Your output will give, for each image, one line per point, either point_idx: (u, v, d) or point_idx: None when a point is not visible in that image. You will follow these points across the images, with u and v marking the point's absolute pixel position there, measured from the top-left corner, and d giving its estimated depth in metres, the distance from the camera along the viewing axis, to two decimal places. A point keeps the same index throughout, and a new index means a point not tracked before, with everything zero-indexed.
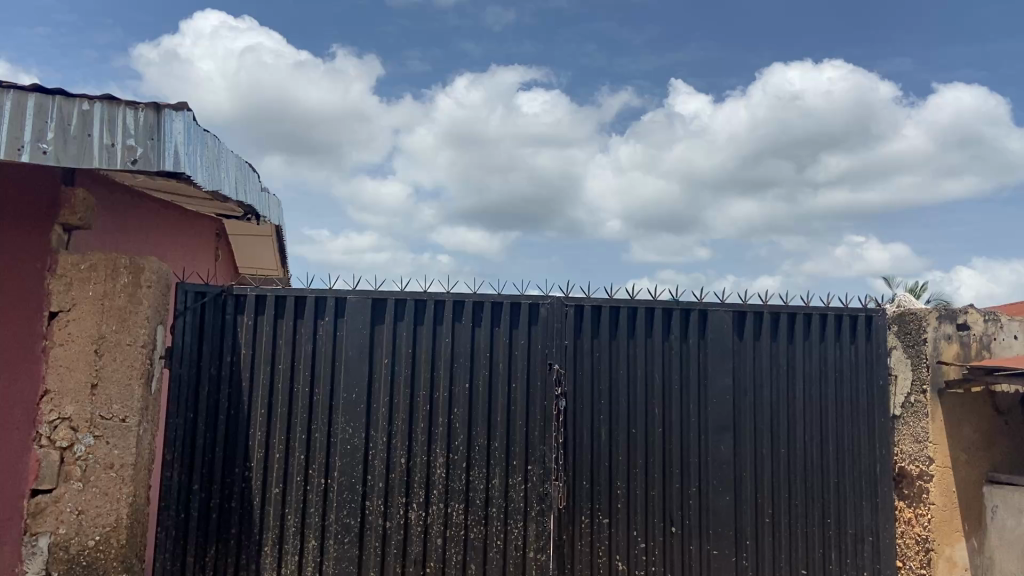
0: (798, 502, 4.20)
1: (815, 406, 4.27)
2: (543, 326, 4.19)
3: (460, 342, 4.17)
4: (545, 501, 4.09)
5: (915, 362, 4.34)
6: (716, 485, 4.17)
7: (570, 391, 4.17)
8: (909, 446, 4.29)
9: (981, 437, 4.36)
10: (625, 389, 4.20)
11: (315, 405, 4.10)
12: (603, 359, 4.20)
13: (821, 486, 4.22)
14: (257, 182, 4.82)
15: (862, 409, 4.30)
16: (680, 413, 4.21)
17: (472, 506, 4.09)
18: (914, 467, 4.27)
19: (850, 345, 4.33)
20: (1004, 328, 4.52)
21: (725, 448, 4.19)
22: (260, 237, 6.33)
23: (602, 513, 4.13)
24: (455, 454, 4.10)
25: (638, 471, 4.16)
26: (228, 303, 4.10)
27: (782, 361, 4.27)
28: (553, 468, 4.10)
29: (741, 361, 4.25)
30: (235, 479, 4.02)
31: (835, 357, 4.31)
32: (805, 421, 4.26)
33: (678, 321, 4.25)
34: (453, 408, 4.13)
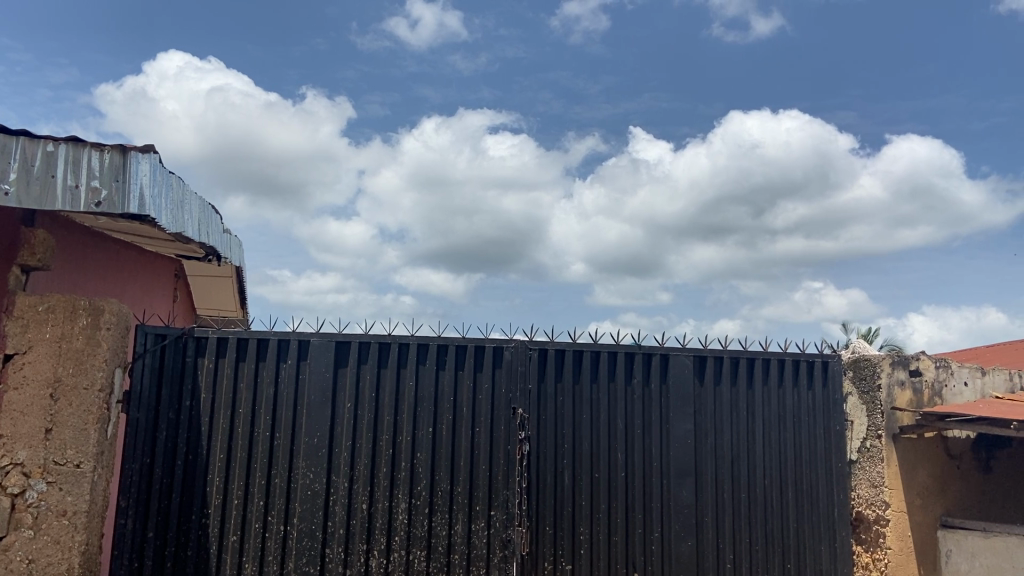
0: (758, 548, 4.21)
1: (774, 450, 4.31)
2: (507, 370, 4.21)
3: (424, 386, 4.17)
4: (508, 548, 4.07)
5: (870, 408, 4.42)
6: (678, 530, 4.18)
7: (533, 436, 4.19)
8: (865, 491, 4.35)
9: (934, 482, 4.46)
10: (588, 433, 4.22)
11: (276, 449, 4.06)
12: (566, 402, 4.23)
13: (781, 531, 4.24)
14: (220, 223, 4.80)
15: (818, 454, 4.34)
16: (642, 458, 4.24)
17: (433, 554, 4.05)
18: (871, 511, 4.33)
19: (808, 390, 4.39)
20: (955, 375, 4.66)
21: (686, 493, 4.21)
22: (220, 278, 6.27)
23: (564, 558, 4.12)
24: (417, 499, 4.07)
25: (600, 516, 4.17)
26: (189, 345, 4.06)
27: (741, 406, 4.32)
28: (517, 514, 4.09)
29: (702, 405, 4.30)
30: (191, 527, 3.94)
31: (792, 403, 4.37)
32: (764, 465, 4.29)
33: (640, 365, 4.30)
34: (416, 452, 4.11)
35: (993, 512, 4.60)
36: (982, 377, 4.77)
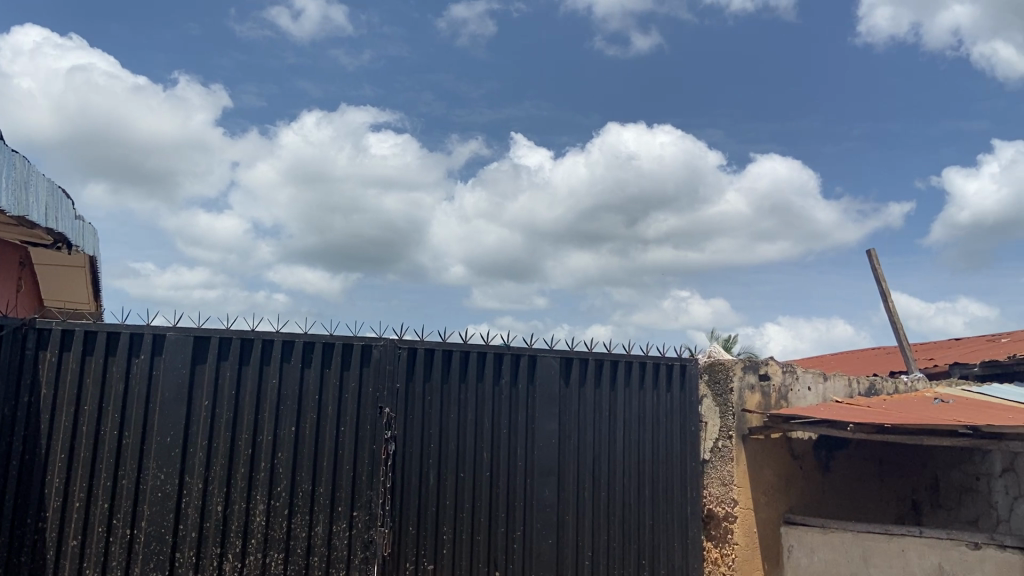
0: (616, 545, 4.33)
1: (634, 450, 4.45)
2: (374, 368, 4.16)
3: (288, 384, 4.05)
4: (369, 549, 4.01)
5: (722, 410, 4.63)
6: (539, 529, 4.24)
7: (399, 436, 4.15)
8: (716, 489, 4.55)
9: (779, 480, 4.72)
10: (454, 433, 4.22)
11: (124, 449, 3.84)
12: (433, 402, 4.22)
13: (637, 529, 4.38)
14: (72, 209, 4.51)
15: (675, 454, 4.52)
16: (507, 458, 4.28)
17: (291, 556, 3.94)
18: (720, 509, 4.53)
19: (667, 392, 4.56)
20: (800, 379, 4.96)
21: (549, 492, 4.28)
22: (73, 266, 5.90)
23: (426, 559, 4.09)
24: (276, 501, 3.95)
25: (464, 515, 4.17)
26: (29, 338, 3.80)
27: (605, 407, 4.44)
28: (379, 515, 4.04)
29: (567, 406, 4.39)
30: (26, 531, 3.68)
31: (652, 404, 4.53)
32: (624, 465, 4.42)
33: (508, 366, 4.34)
34: (277, 452, 3.99)
35: (830, 508, 4.92)
36: (824, 381, 5.10)
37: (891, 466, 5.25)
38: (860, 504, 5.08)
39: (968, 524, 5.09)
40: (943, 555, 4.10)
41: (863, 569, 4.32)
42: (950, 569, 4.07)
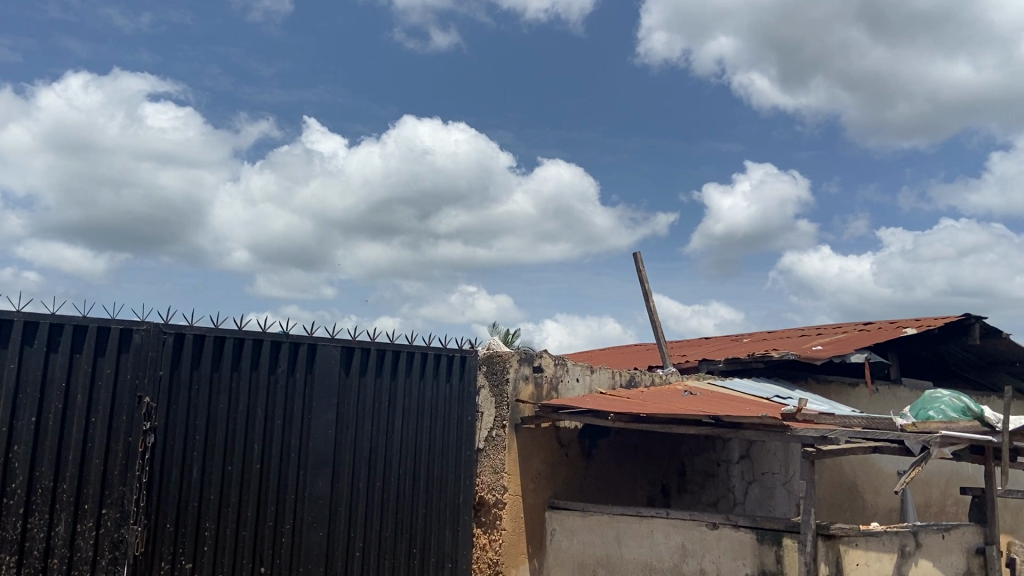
0: (387, 535, 4.36)
1: (411, 441, 4.50)
2: (135, 355, 3.85)
3: (29, 370, 3.61)
4: (120, 548, 3.73)
5: (498, 400, 4.82)
6: (309, 521, 4.16)
7: (161, 427, 3.89)
8: (488, 477, 4.72)
9: (545, 467, 4.99)
10: (223, 424, 4.03)
11: None
12: (201, 391, 3.99)
13: (410, 518, 4.44)
14: None
15: (450, 444, 4.63)
16: (280, 450, 4.15)
17: (25, 560, 3.54)
18: (491, 496, 4.71)
19: (446, 383, 4.66)
20: (569, 371, 5.27)
21: (322, 484, 4.22)
22: None
23: (184, 557, 3.87)
24: (9, 499, 3.52)
25: (230, 509, 3.99)
26: None
27: (384, 397, 4.45)
28: (133, 512, 3.76)
29: (345, 396, 4.35)
30: None
31: (431, 395, 4.60)
32: (400, 455, 4.46)
33: (286, 354, 4.21)
34: (11, 445, 3.55)
35: (590, 493, 5.28)
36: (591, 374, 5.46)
37: (647, 453, 5.66)
38: (616, 489, 5.47)
39: (710, 506, 5.85)
40: (686, 535, 4.38)
41: (616, 549, 4.66)
42: (692, 549, 4.35)
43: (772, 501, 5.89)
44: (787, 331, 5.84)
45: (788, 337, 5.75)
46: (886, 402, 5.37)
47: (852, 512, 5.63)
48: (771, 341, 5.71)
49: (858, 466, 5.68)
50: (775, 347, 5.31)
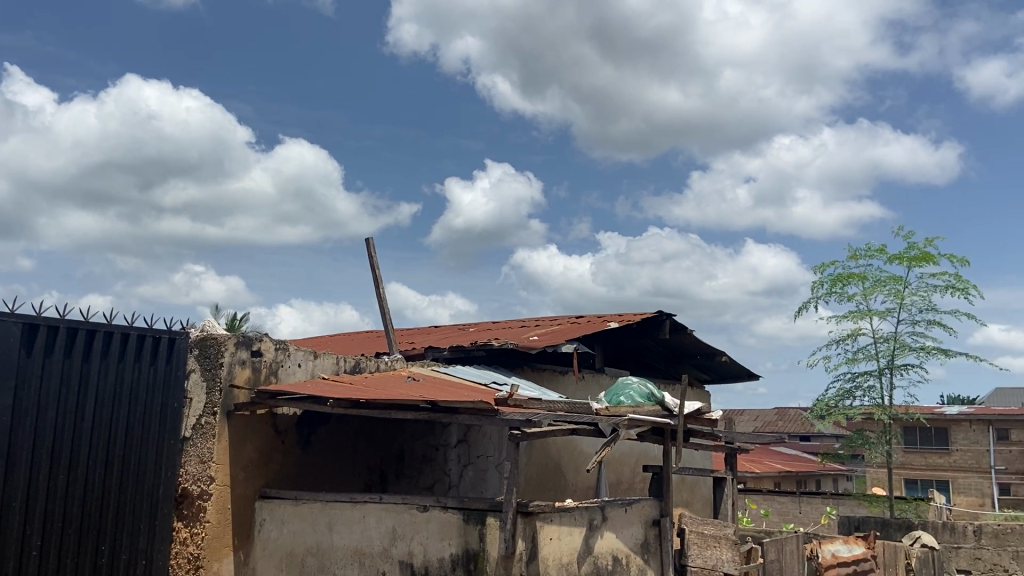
0: (71, 538, 3.67)
1: (105, 430, 3.85)
2: None
3: None
4: None
5: (209, 386, 4.35)
6: None
7: None
8: (192, 467, 4.25)
9: (258, 456, 4.60)
10: None
11: None
12: None
13: (100, 515, 3.79)
14: None
15: (151, 433, 4.04)
16: None
17: None
18: (196, 487, 4.25)
19: (151, 367, 4.06)
20: (291, 356, 4.82)
21: None
22: None
23: None
24: None
25: None
26: None
27: (74, 379, 3.73)
28: None
29: (23, 379, 3.57)
30: None
31: (131, 379, 3.97)
32: (91, 446, 3.78)
33: None
34: None
35: (305, 483, 4.88)
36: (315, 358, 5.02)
37: (368, 438, 5.31)
38: (333, 476, 5.10)
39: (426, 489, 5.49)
40: (397, 518, 4.08)
41: (326, 536, 4.31)
42: (402, 531, 4.06)
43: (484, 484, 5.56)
44: (508, 321, 6.12)
45: (509, 327, 6.02)
46: (590, 387, 5.77)
47: (557, 488, 5.37)
48: (494, 330, 5.94)
49: (564, 447, 5.47)
50: (495, 336, 5.52)
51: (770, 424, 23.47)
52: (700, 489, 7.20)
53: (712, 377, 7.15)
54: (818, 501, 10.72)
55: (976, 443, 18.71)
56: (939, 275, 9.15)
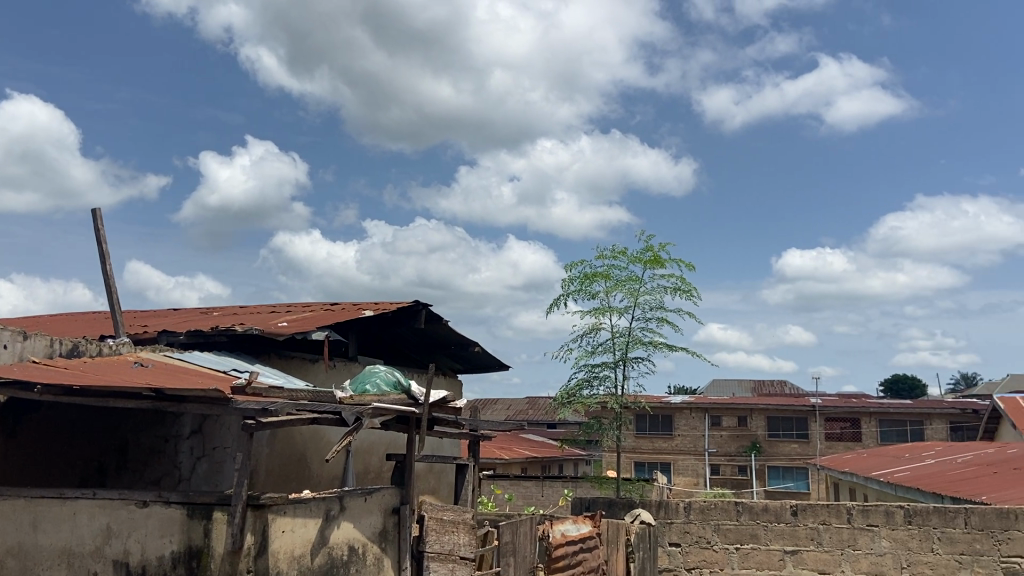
0: None
1: None
2: None
3: None
4: None
5: None
6: None
7: None
8: None
9: None
10: None
11: None
12: None
13: None
14: None
15: None
16: None
17: None
18: None
19: None
20: None
21: None
22: None
23: None
24: None
25: None
26: None
27: None
28: None
29: None
30: None
31: None
32: None
33: None
34: None
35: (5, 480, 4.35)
36: (23, 340, 4.37)
37: (86, 431, 4.76)
38: (41, 470, 4.54)
39: (151, 484, 4.80)
40: (112, 515, 3.71)
41: None
42: (117, 528, 3.71)
43: (219, 475, 4.90)
44: (257, 307, 5.87)
45: (257, 313, 5.78)
46: (341, 376, 5.65)
47: (300, 480, 5.15)
48: (241, 316, 5.67)
49: (310, 437, 5.30)
50: (240, 321, 5.26)
51: (523, 412, 25.63)
52: (445, 476, 7.34)
53: (465, 367, 7.38)
54: (557, 484, 11.49)
55: (695, 428, 21.87)
56: (670, 275, 6.66)
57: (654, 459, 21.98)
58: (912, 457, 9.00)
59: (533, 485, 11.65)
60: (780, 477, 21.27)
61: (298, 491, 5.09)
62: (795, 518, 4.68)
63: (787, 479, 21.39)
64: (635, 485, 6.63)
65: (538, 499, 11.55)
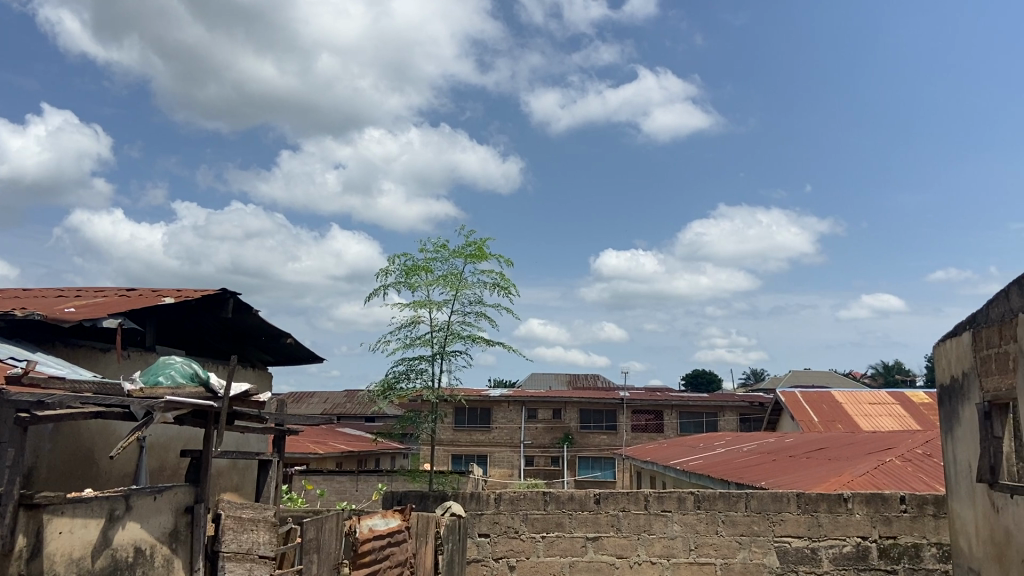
0: None
1: None
2: None
3: None
4: None
5: None
6: None
7: None
8: None
9: None
10: None
11: None
12: None
13: None
14: None
15: None
16: None
17: None
18: None
19: None
20: None
21: None
22: None
23: None
24: None
25: None
26: None
27: None
28: None
29: None
30: None
31: None
32: None
33: None
34: None
35: None
36: None
37: None
38: None
39: None
40: None
41: None
42: None
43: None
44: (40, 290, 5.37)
45: (41, 297, 5.28)
46: (136, 367, 5.33)
47: (84, 478, 4.79)
48: (20, 298, 5.14)
49: (96, 432, 4.97)
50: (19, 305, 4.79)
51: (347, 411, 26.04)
52: (248, 472, 7.13)
53: (275, 358, 7.21)
54: (372, 479, 12.35)
55: (512, 421, 23.42)
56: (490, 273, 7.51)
57: (470, 452, 23.43)
58: (705, 446, 9.84)
59: (347, 482, 12.48)
60: (589, 466, 23.17)
61: (82, 489, 4.70)
62: (597, 506, 4.94)
63: (595, 468, 23.21)
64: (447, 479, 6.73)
65: (353, 496, 12.36)
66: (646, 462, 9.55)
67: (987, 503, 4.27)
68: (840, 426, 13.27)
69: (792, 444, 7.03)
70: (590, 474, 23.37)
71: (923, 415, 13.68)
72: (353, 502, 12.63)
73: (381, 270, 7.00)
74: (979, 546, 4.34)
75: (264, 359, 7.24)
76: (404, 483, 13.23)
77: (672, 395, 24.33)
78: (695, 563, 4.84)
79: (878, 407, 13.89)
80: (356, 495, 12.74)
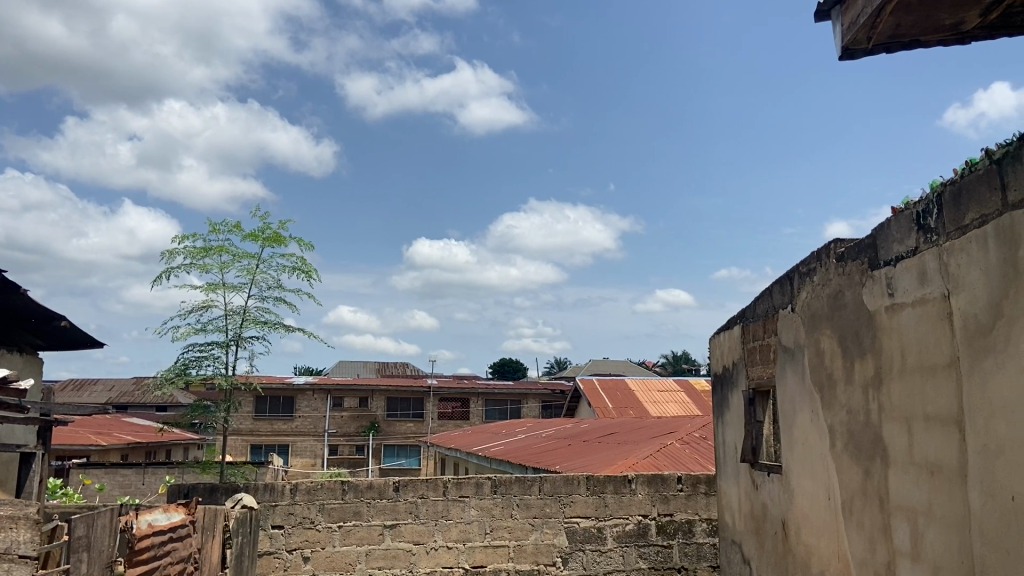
0: None
1: None
2: None
3: None
4: None
5: None
6: None
7: None
8: None
9: None
10: None
11: None
12: None
13: None
14: None
15: None
16: None
17: None
18: None
19: None
20: None
21: None
22: None
23: None
24: None
25: None
26: None
27: None
28: None
29: None
30: None
31: None
32: None
33: None
34: None
35: None
36: None
37: None
38: None
39: None
40: None
41: None
42: None
43: None
44: None
45: None
46: None
47: None
48: None
49: None
50: None
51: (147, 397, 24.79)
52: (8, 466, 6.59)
53: (47, 343, 6.71)
54: (162, 470, 12.54)
55: (315, 409, 23.05)
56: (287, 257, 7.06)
57: (270, 441, 22.74)
58: (506, 433, 10.16)
59: (133, 476, 12.45)
60: (393, 455, 23.49)
61: None
62: (396, 494, 4.99)
63: (400, 457, 23.60)
64: (238, 470, 6.58)
65: (137, 489, 12.33)
66: (448, 448, 9.73)
67: (748, 482, 4.74)
68: (631, 412, 14.14)
69: (583, 430, 7.44)
70: (395, 462, 23.48)
71: (702, 401, 14.85)
72: (138, 496, 12.55)
73: (171, 251, 6.69)
74: (741, 520, 4.82)
75: (33, 342, 6.70)
76: (191, 475, 13.15)
77: (485, 386, 24.95)
78: (489, 546, 5.01)
79: (665, 395, 14.93)
80: (140, 489, 12.98)
